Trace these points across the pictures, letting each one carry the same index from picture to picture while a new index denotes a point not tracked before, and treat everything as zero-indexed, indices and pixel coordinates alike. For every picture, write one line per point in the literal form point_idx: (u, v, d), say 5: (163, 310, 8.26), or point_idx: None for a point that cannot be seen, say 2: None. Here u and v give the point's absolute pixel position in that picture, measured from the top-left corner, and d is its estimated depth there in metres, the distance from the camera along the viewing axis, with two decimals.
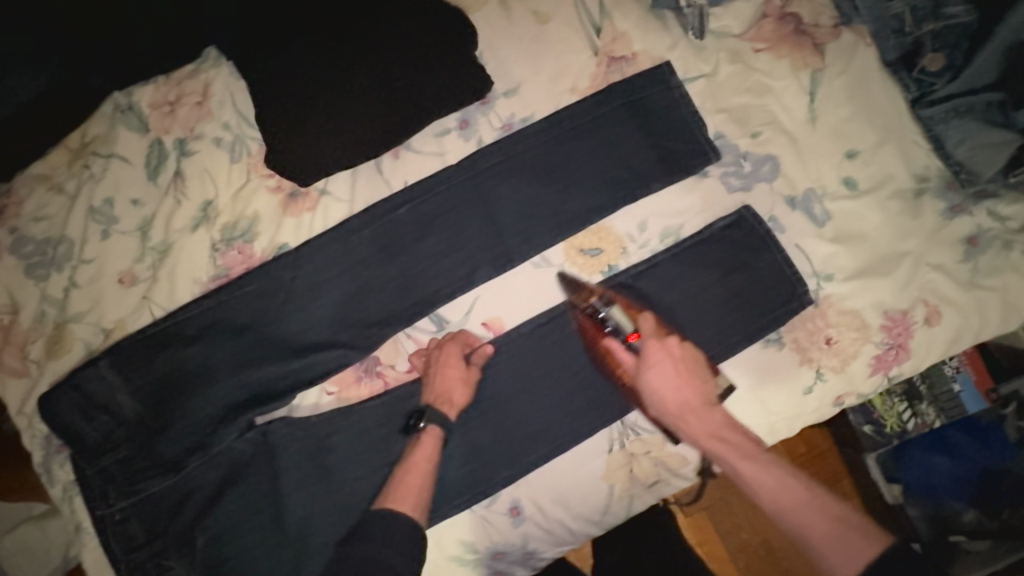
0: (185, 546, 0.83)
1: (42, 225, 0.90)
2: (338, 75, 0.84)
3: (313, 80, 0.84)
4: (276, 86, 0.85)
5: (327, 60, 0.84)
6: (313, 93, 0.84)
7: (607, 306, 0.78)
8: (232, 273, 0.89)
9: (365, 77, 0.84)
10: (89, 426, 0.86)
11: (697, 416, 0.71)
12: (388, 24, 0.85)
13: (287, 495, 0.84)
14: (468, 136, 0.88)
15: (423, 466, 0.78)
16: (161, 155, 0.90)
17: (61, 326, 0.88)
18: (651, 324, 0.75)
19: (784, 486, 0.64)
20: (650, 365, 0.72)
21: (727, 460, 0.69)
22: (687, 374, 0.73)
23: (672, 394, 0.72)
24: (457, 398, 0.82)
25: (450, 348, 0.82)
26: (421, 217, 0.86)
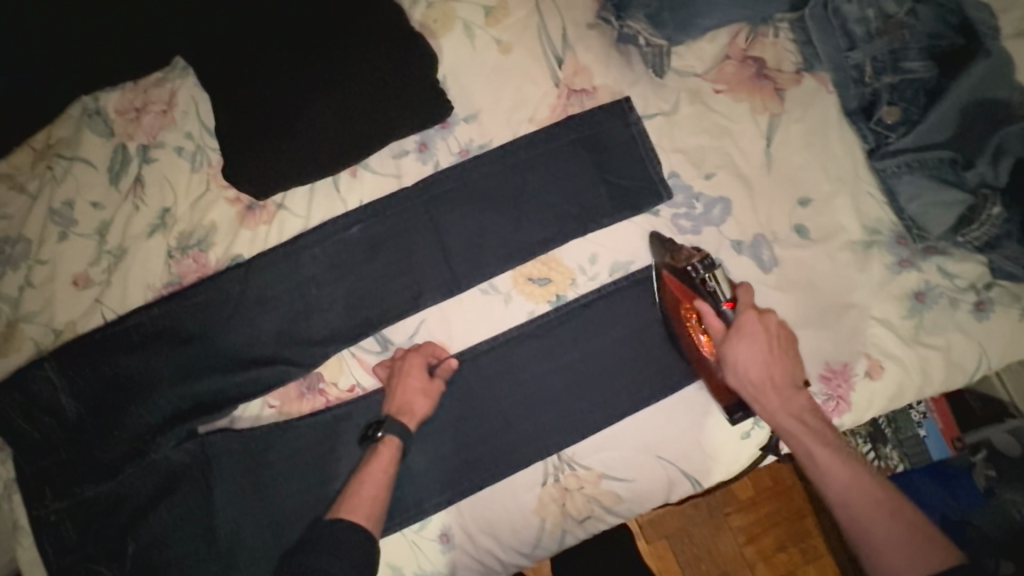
0: (119, 551, 0.84)
1: (3, 224, 0.91)
2: (301, 93, 0.85)
3: (276, 96, 0.85)
4: (239, 99, 0.85)
5: (290, 77, 0.85)
6: (275, 110, 0.85)
7: (705, 267, 0.73)
8: (186, 281, 0.90)
9: (326, 96, 0.85)
10: (31, 425, 0.86)
11: (778, 394, 0.69)
12: (351, 43, 0.85)
13: (220, 506, 0.85)
14: (426, 159, 0.89)
15: (379, 476, 0.79)
16: (123, 160, 0.92)
17: (12, 324, 0.89)
18: (751, 297, 0.73)
19: (859, 481, 0.64)
20: (741, 335, 0.70)
21: (803, 444, 0.67)
22: (777, 350, 0.71)
23: (761, 369, 0.69)
24: (417, 408, 0.81)
25: (413, 359, 0.82)
26: (374, 238, 0.88)
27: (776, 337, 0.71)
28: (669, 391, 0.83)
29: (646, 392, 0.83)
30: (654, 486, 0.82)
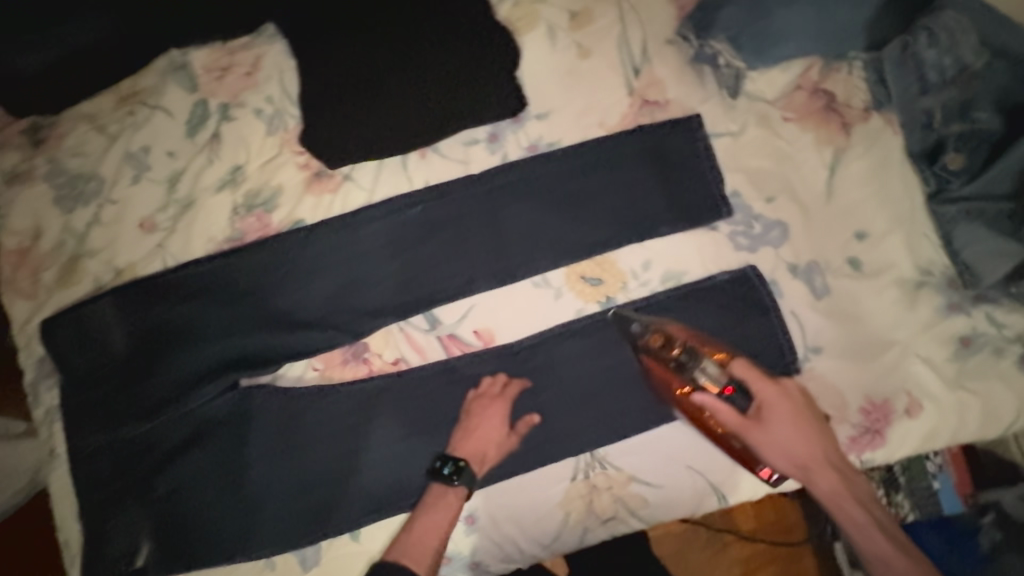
0: (146, 492, 0.84)
1: (78, 161, 0.94)
2: (386, 72, 0.88)
3: (362, 73, 0.88)
4: (327, 72, 0.89)
5: (377, 56, 0.88)
6: (360, 86, 0.88)
7: (693, 360, 0.77)
8: (247, 238, 0.93)
9: (409, 78, 0.88)
10: (81, 357, 0.88)
11: (821, 470, 0.73)
12: (439, 30, 0.88)
13: (251, 460, 0.86)
14: (495, 149, 0.91)
15: (442, 527, 0.78)
16: (203, 116, 0.95)
17: (75, 257, 0.92)
18: (754, 372, 0.75)
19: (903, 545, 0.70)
20: (769, 421, 0.72)
21: (856, 521, 0.71)
22: (808, 427, 0.74)
23: (799, 450, 0.72)
24: (490, 457, 0.82)
25: (495, 408, 0.83)
26: (435, 220, 0.90)
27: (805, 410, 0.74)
28: None
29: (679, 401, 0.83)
30: (680, 494, 0.83)
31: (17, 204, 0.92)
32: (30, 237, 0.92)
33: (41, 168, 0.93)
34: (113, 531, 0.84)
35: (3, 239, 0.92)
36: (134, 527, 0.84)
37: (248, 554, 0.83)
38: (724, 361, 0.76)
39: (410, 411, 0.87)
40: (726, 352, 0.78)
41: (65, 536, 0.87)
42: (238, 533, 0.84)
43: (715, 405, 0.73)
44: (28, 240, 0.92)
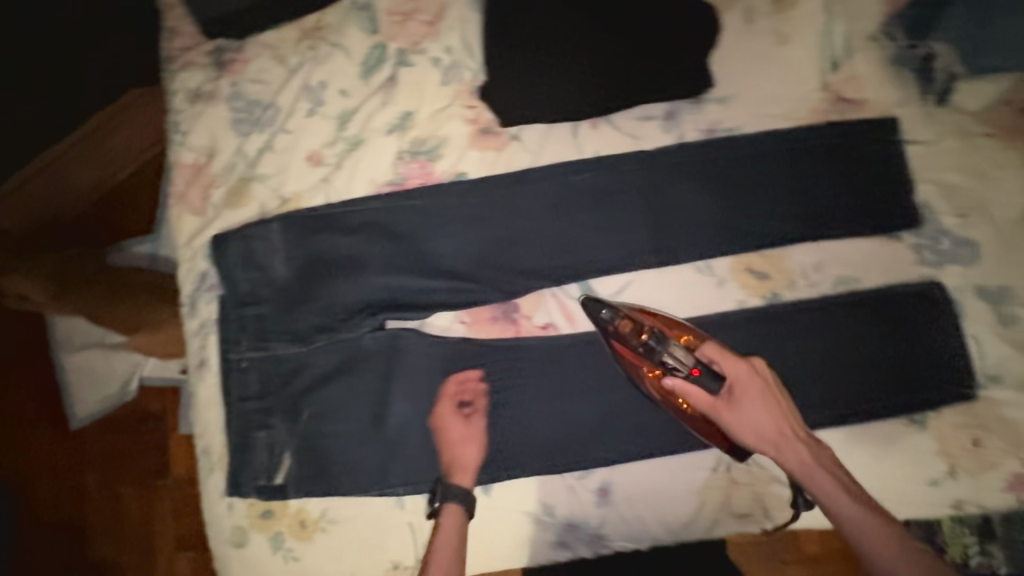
0: (293, 413, 0.87)
1: (257, 88, 0.96)
2: (577, 35, 0.86)
3: (553, 33, 0.87)
4: (517, 30, 0.89)
5: (570, 18, 0.87)
6: (548, 46, 0.87)
7: (661, 346, 0.77)
8: (408, 183, 0.94)
9: (600, 43, 0.86)
10: (242, 278, 0.90)
11: (789, 445, 0.76)
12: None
13: (393, 400, 0.87)
14: (669, 128, 0.89)
15: (451, 544, 0.78)
16: (380, 58, 0.95)
17: (245, 180, 0.95)
18: (726, 356, 0.78)
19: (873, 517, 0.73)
20: (743, 399, 0.76)
21: (828, 494, 0.74)
22: (774, 404, 0.77)
23: (766, 425, 0.76)
24: (468, 462, 0.82)
25: (448, 401, 0.86)
26: (599, 191, 0.89)
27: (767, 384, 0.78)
28: (867, 418, 0.80)
29: (839, 409, 0.81)
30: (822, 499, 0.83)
31: (197, 121, 0.96)
32: (205, 156, 0.96)
33: (223, 90, 0.96)
34: (258, 446, 0.88)
35: (181, 153, 0.96)
36: (278, 444, 0.87)
37: (382, 487, 0.86)
38: (697, 346, 0.79)
39: (552, 378, 0.86)
40: (694, 336, 0.80)
41: (206, 443, 0.92)
42: (373, 467, 0.86)
43: (686, 385, 0.77)
44: (203, 158, 0.96)
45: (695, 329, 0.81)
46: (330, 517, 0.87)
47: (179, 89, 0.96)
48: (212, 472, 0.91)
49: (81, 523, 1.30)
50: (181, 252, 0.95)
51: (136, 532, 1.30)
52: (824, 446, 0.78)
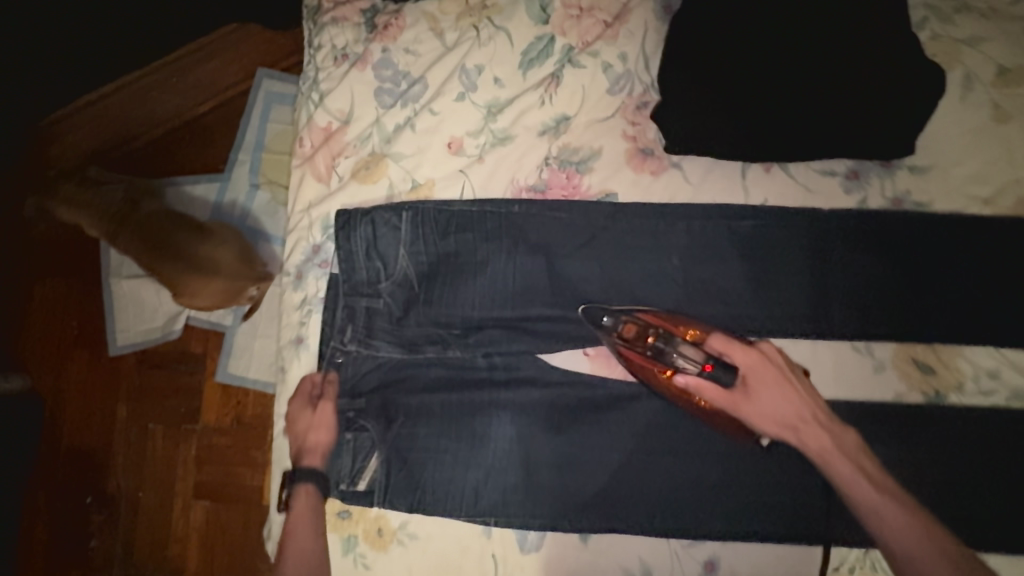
0: (390, 415, 0.82)
1: (408, 59, 0.89)
2: (784, 68, 0.78)
3: (757, 61, 0.78)
4: (715, 47, 0.80)
5: (779, 46, 0.78)
6: (750, 74, 0.78)
7: (668, 344, 0.74)
8: (550, 192, 0.87)
9: (808, 81, 0.77)
10: (363, 266, 0.85)
11: (812, 434, 0.73)
12: (864, 36, 0.76)
13: (499, 423, 0.82)
14: (851, 190, 0.82)
15: (308, 519, 0.78)
16: (545, 51, 0.88)
17: (378, 156, 0.88)
18: (734, 348, 0.76)
19: (907, 515, 0.68)
20: (757, 386, 0.74)
21: (858, 492, 0.70)
22: (789, 386, 0.74)
23: (787, 415, 0.74)
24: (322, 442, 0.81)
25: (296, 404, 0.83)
26: (763, 242, 0.82)
27: (780, 368, 0.75)
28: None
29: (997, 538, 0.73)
30: None
31: (340, 83, 0.89)
32: (338, 121, 0.89)
33: (373, 54, 0.89)
34: (344, 447, 0.82)
35: (317, 114, 0.90)
36: (367, 446, 0.82)
37: (470, 514, 0.80)
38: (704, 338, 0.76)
39: (675, 434, 0.80)
40: (702, 329, 0.77)
41: None
42: (465, 489, 0.81)
43: (698, 384, 0.75)
44: (338, 123, 0.89)
45: (705, 326, 0.77)
46: (411, 531, 0.82)
47: (326, 45, 0.91)
48: None
49: (107, 453, 1.25)
50: (298, 219, 0.90)
51: (160, 472, 1.24)
52: (851, 432, 0.74)
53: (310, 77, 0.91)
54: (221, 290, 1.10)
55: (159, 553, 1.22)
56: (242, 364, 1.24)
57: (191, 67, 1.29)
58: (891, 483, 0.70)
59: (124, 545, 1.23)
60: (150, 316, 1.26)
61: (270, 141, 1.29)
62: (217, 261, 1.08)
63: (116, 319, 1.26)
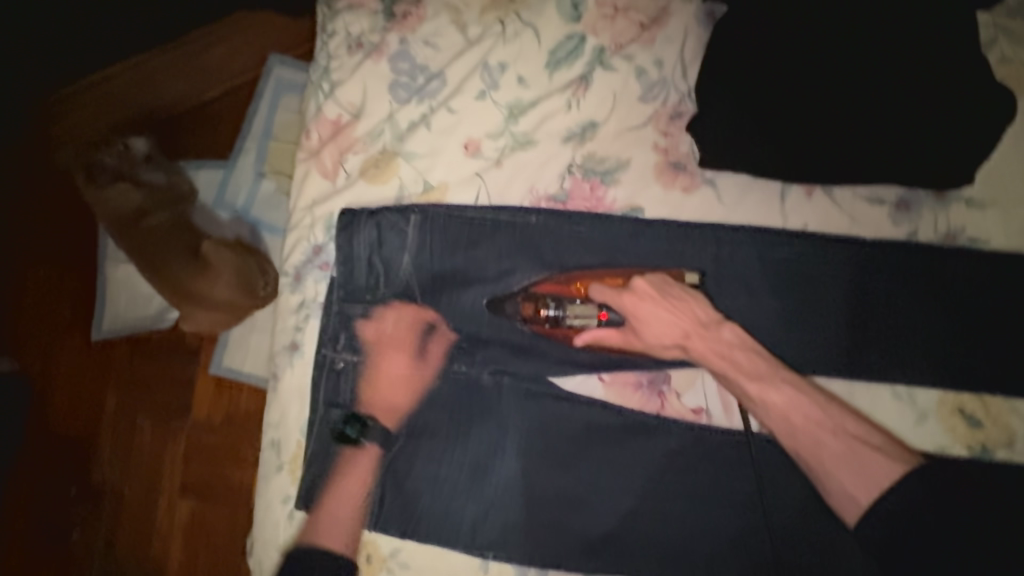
0: (387, 434, 0.77)
1: (427, 52, 0.83)
2: (839, 85, 0.71)
3: (810, 76, 0.71)
4: (765, 57, 0.73)
5: (835, 62, 0.71)
6: (801, 89, 0.72)
7: (558, 307, 0.76)
8: (571, 204, 0.81)
9: (862, 102, 0.71)
10: (362, 271, 0.79)
11: (702, 341, 0.73)
12: (928, 56, 0.70)
13: (504, 450, 0.76)
14: (900, 221, 0.76)
15: (352, 484, 0.74)
16: (574, 52, 0.82)
17: (389, 154, 0.82)
18: (610, 291, 0.76)
19: (795, 403, 0.69)
20: (641, 317, 0.74)
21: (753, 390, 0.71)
22: (668, 301, 0.74)
23: (672, 335, 0.73)
24: (399, 407, 0.78)
25: (392, 358, 0.78)
26: (801, 272, 0.76)
27: (660, 289, 0.75)
28: None
29: None
30: None
31: (353, 74, 0.83)
32: (349, 115, 0.83)
33: (389, 45, 0.83)
34: (336, 462, 0.75)
35: (326, 105, 0.84)
36: (360, 465, 0.76)
37: (468, 547, 0.74)
38: (587, 294, 0.78)
39: (694, 475, 0.74)
40: (580, 283, 0.78)
41: (279, 436, 0.80)
42: (463, 520, 0.75)
43: (598, 333, 0.76)
44: (348, 117, 0.83)
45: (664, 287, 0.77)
46: (401, 562, 0.75)
47: (340, 32, 0.85)
48: (279, 472, 0.80)
49: (93, 442, 1.20)
50: (300, 217, 0.84)
51: (145, 465, 1.19)
52: (728, 325, 0.73)
53: (320, 65, 0.85)
54: (218, 318, 1.09)
55: (141, 550, 1.17)
56: (237, 358, 1.18)
57: (200, 50, 1.24)
58: (779, 368, 0.71)
59: (105, 540, 1.18)
60: (143, 306, 1.19)
61: (278, 129, 1.23)
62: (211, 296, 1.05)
63: (106, 302, 1.20)
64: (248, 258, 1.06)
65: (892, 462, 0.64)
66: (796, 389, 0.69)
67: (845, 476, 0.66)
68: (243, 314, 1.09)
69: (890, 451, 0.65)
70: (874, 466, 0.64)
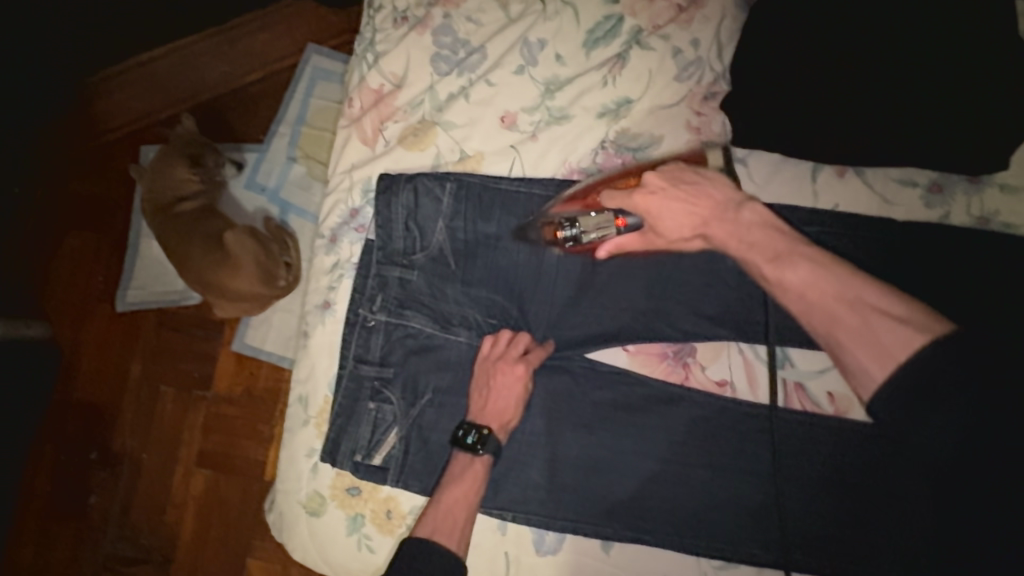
0: (413, 392, 0.79)
1: (469, 27, 0.86)
2: (880, 65, 0.71)
3: (851, 57, 0.72)
4: (806, 35, 0.73)
5: (876, 44, 0.71)
6: (840, 70, 0.72)
7: (572, 225, 0.71)
8: (603, 178, 0.82)
9: (901, 85, 0.71)
10: (399, 234, 0.82)
11: (721, 225, 0.68)
12: (973, 41, 0.69)
13: (527, 414, 0.78)
14: (933, 204, 0.77)
15: (467, 494, 0.71)
16: (612, 31, 0.84)
17: (428, 123, 0.85)
18: (619, 194, 0.71)
19: (821, 279, 0.61)
20: (654, 218, 0.70)
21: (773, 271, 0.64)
22: (683, 192, 0.70)
23: (690, 225, 0.70)
24: (510, 420, 0.75)
25: (501, 368, 0.76)
26: (831, 250, 0.76)
27: (672, 182, 0.70)
28: None
29: None
30: None
31: (397, 46, 0.87)
32: (391, 85, 0.86)
33: (434, 19, 0.86)
34: (364, 417, 0.78)
35: (369, 75, 0.87)
36: (386, 421, 0.78)
37: (487, 507, 0.75)
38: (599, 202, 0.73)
39: (716, 446, 0.74)
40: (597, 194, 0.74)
41: (306, 391, 0.83)
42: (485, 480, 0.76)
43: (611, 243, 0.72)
44: (390, 87, 0.86)
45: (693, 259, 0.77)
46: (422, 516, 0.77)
47: (386, 7, 0.88)
48: (305, 426, 0.82)
49: (115, 409, 1.22)
50: (338, 180, 0.87)
51: (166, 434, 1.21)
52: (749, 205, 0.68)
53: (365, 38, 0.89)
54: (240, 307, 1.12)
55: (155, 520, 1.19)
56: (258, 335, 1.20)
57: (245, 29, 1.29)
58: (805, 245, 0.64)
59: (122, 509, 1.20)
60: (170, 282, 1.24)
61: (311, 115, 1.27)
62: (232, 289, 1.06)
63: (134, 273, 1.24)
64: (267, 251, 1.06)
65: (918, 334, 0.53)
66: (815, 267, 0.62)
67: (862, 351, 0.56)
68: (264, 304, 1.12)
69: (915, 323, 0.54)
70: (891, 337, 0.55)
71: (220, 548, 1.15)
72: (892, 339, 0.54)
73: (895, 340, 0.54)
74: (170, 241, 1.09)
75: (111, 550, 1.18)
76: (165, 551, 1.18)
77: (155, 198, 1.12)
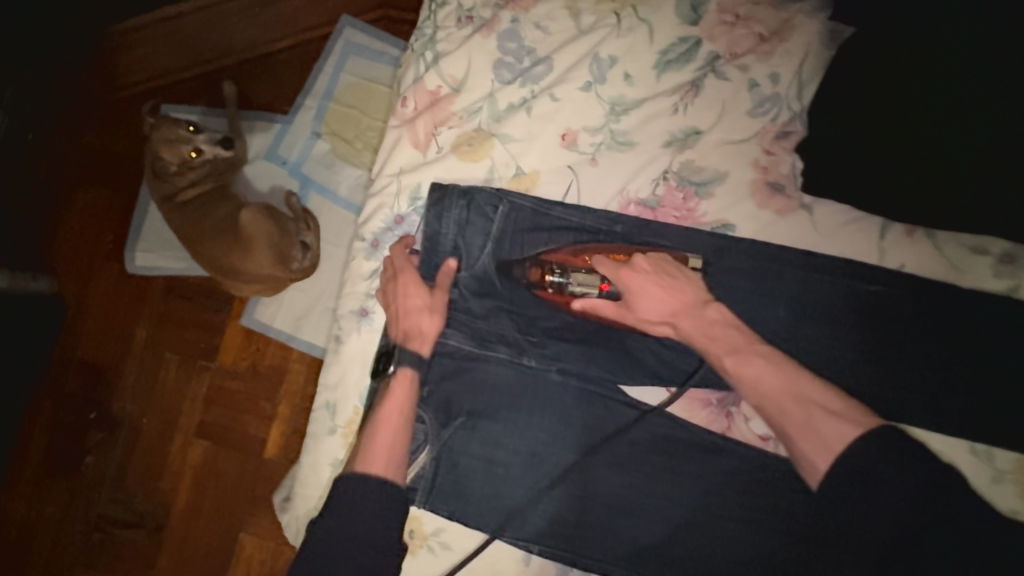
0: (447, 413, 0.77)
1: (537, 34, 0.82)
2: (1000, 124, 0.64)
3: (971, 110, 0.65)
4: (925, 83, 0.66)
5: (1005, 99, 0.63)
6: (950, 122, 0.66)
7: (562, 273, 0.76)
8: (661, 211, 0.79)
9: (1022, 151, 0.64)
10: (445, 250, 0.80)
11: (689, 320, 0.73)
12: None
13: (559, 449, 0.76)
14: (1002, 274, 0.75)
15: (393, 418, 0.71)
16: (687, 55, 0.80)
17: (484, 134, 0.81)
18: (610, 263, 0.75)
19: (773, 379, 0.67)
20: (631, 299, 0.74)
21: (716, 358, 0.71)
22: (671, 284, 0.73)
23: (660, 313, 0.73)
24: (427, 328, 0.76)
25: (411, 274, 0.77)
26: (891, 312, 0.74)
27: (659, 275, 0.74)
28: None
29: None
30: None
31: (459, 47, 0.82)
32: (449, 88, 0.82)
33: (501, 23, 0.82)
34: None
35: (427, 75, 0.83)
36: (418, 441, 0.75)
37: (513, 537, 0.74)
38: (591, 265, 0.76)
39: (753, 502, 0.73)
40: (586, 253, 0.77)
41: (335, 399, 0.81)
42: (513, 509, 0.75)
43: (595, 303, 0.75)
44: (448, 89, 0.82)
45: (745, 308, 0.76)
46: (445, 540, 0.76)
47: (451, 3, 0.84)
48: (331, 434, 0.80)
49: (116, 374, 1.19)
50: (384, 183, 0.83)
51: (166, 402, 1.18)
52: (712, 304, 0.73)
53: (426, 34, 0.85)
54: (255, 289, 1.08)
55: (150, 486, 1.16)
56: (268, 312, 1.16)
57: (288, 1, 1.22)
58: (759, 344, 0.70)
59: (116, 469, 1.17)
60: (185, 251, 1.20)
61: (346, 95, 1.21)
62: (243, 268, 1.03)
63: (142, 236, 1.20)
64: (284, 233, 1.04)
65: (847, 422, 0.61)
66: (770, 362, 0.68)
67: (807, 445, 0.64)
68: (281, 285, 1.08)
69: (845, 413, 0.62)
70: (825, 432, 0.62)
71: (213, 531, 1.12)
72: (829, 432, 0.62)
73: (831, 432, 0.61)
74: (182, 228, 1.08)
75: (104, 511, 1.15)
76: (159, 518, 1.14)
77: (172, 184, 1.10)
